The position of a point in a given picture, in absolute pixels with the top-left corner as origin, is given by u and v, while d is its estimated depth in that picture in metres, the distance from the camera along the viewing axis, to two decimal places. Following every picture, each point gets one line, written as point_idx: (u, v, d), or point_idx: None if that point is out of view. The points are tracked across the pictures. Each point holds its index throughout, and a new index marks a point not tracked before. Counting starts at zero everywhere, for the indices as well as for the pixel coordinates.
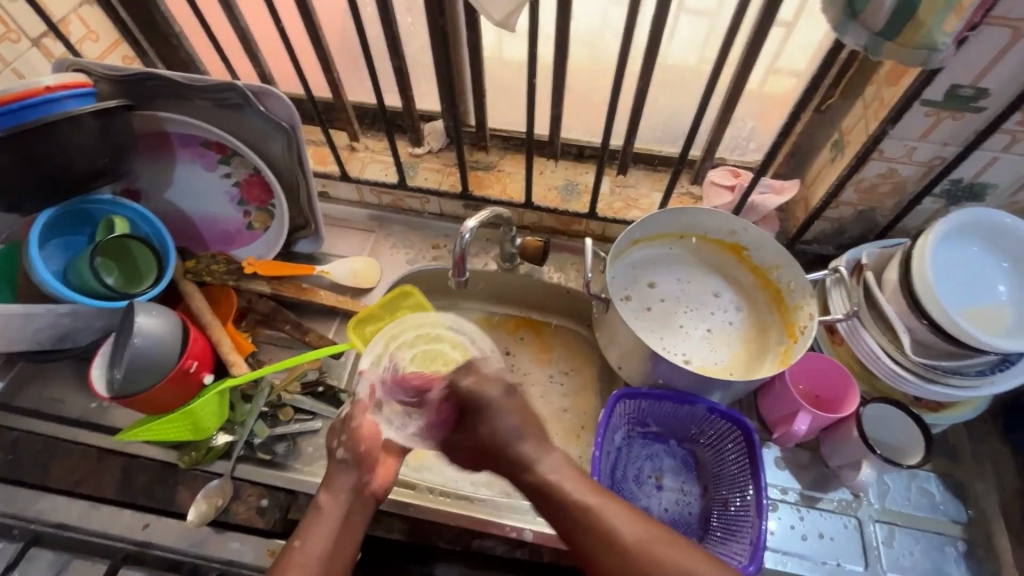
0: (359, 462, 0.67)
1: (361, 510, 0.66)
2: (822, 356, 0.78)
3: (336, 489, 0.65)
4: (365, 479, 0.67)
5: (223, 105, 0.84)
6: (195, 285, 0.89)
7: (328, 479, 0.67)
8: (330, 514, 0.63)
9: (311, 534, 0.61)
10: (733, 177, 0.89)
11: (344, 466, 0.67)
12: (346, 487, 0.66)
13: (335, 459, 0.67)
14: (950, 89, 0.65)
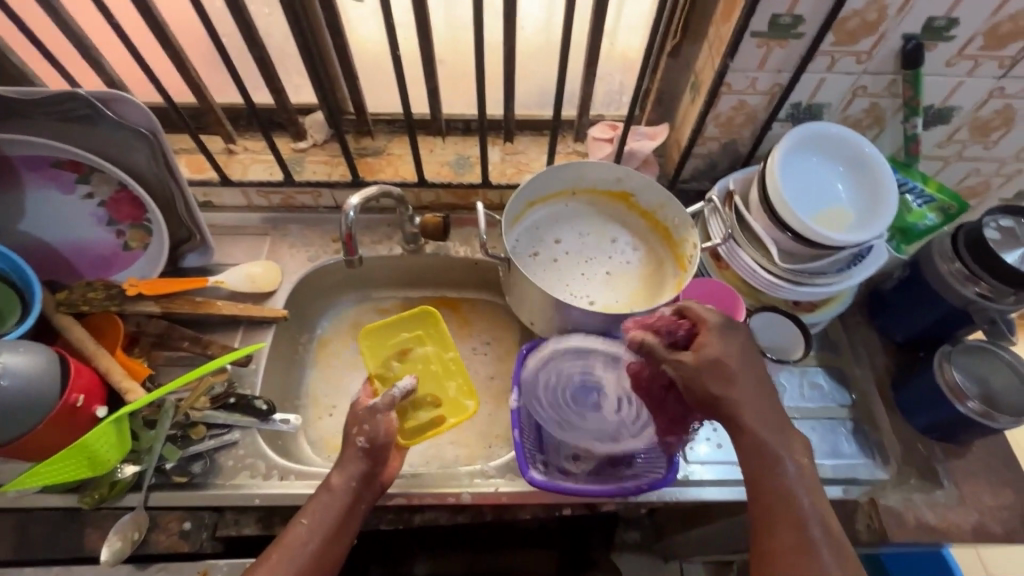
0: (374, 454, 0.67)
1: (366, 497, 0.67)
2: (705, 280, 0.85)
3: (348, 473, 0.66)
4: (377, 470, 0.68)
5: (69, 118, 0.77)
6: (72, 318, 0.82)
7: (340, 459, 0.67)
8: (337, 496, 0.65)
9: (317, 514, 0.63)
10: (611, 130, 0.94)
11: (360, 455, 0.67)
12: (355, 473, 0.66)
13: (353, 448, 0.67)
14: (771, 18, 0.72)
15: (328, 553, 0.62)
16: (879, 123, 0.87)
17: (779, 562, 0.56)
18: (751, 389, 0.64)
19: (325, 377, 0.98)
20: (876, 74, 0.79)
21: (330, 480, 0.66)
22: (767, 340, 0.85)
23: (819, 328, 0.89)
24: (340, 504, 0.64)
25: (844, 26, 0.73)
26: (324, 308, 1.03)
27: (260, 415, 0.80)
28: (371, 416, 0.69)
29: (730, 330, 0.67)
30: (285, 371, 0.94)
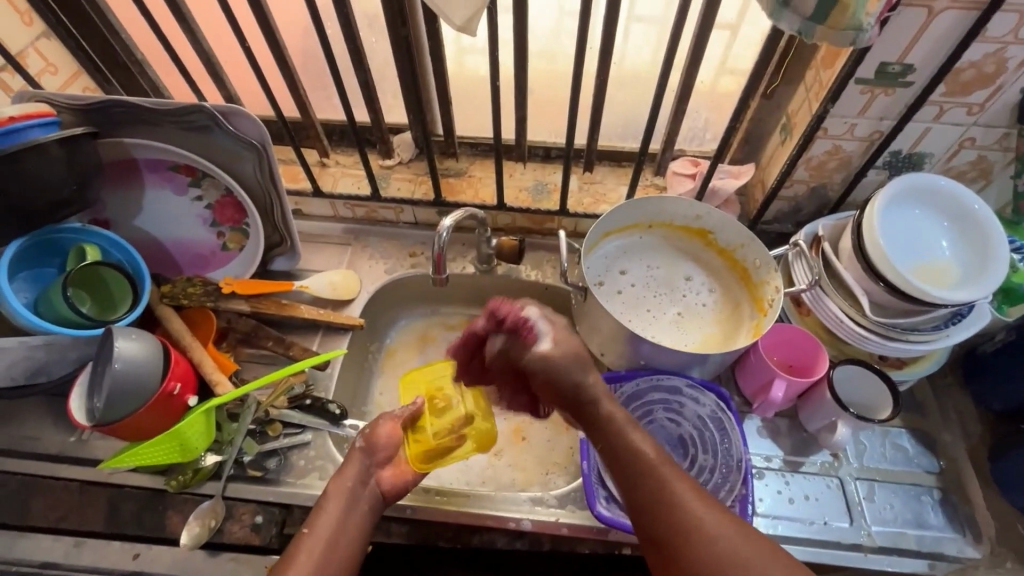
0: (372, 448, 0.71)
1: (366, 504, 0.67)
2: (787, 326, 0.82)
3: (346, 476, 0.68)
4: (376, 471, 0.70)
5: (190, 128, 0.84)
6: (172, 309, 0.88)
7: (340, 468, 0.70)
8: (337, 507, 0.65)
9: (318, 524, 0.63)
10: (693, 166, 0.94)
11: (359, 454, 0.70)
12: (353, 476, 0.68)
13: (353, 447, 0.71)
14: (879, 66, 0.70)
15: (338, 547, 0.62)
16: (986, 177, 0.83)
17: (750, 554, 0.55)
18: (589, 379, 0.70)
19: (391, 387, 1.01)
20: (988, 127, 0.76)
21: (331, 486, 0.67)
22: (845, 394, 0.82)
23: (906, 387, 0.84)
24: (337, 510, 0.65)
25: (958, 77, 0.71)
26: (394, 320, 1.06)
27: (332, 418, 0.83)
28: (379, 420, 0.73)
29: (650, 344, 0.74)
30: (356, 378, 0.97)
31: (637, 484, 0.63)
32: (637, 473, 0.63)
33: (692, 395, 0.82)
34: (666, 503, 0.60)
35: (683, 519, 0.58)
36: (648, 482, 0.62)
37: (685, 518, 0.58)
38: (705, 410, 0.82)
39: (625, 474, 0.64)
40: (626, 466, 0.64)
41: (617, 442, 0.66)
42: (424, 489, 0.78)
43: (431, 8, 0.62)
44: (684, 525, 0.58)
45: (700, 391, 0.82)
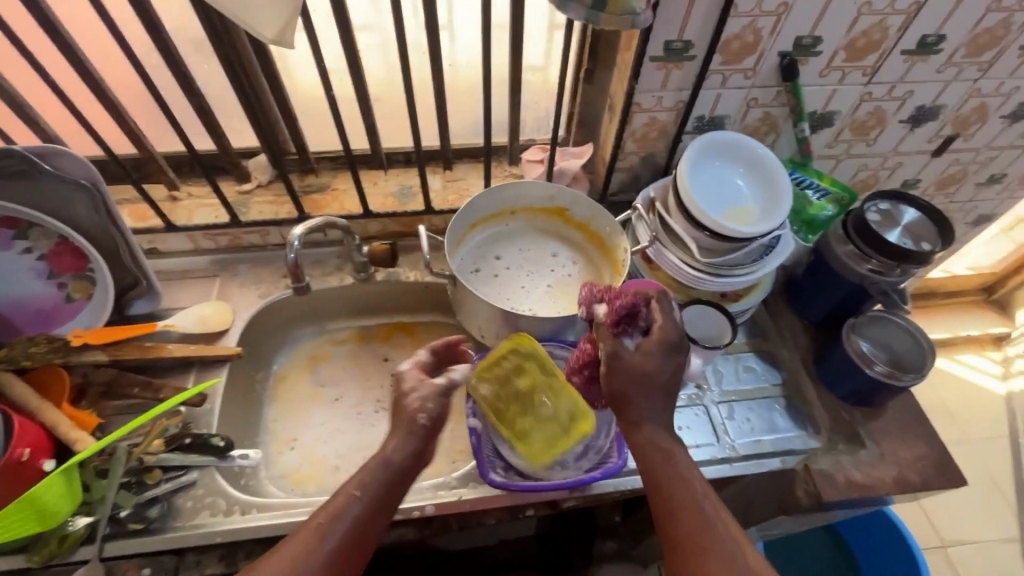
0: (433, 432, 0.68)
1: (411, 480, 0.67)
2: (641, 280, 0.92)
3: (408, 446, 0.66)
4: (427, 455, 0.69)
5: (1, 175, 0.78)
6: (13, 373, 0.80)
7: (402, 425, 0.68)
8: (389, 467, 0.65)
9: (368, 489, 0.63)
10: (541, 152, 1.03)
11: (418, 433, 0.67)
12: (410, 450, 0.66)
13: (413, 422, 0.67)
14: (665, 44, 0.82)
15: (367, 533, 0.61)
16: (775, 130, 0.98)
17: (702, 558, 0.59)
18: (656, 403, 0.68)
19: (285, 412, 0.98)
20: (763, 87, 0.90)
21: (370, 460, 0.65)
22: (695, 332, 0.92)
23: (746, 316, 0.97)
24: (389, 482, 0.64)
25: (729, 48, 0.84)
26: (280, 344, 1.04)
27: (218, 451, 0.81)
28: (435, 395, 0.69)
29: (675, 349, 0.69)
30: (244, 410, 0.94)
31: (666, 492, 0.64)
32: (673, 483, 0.64)
33: (565, 357, 0.89)
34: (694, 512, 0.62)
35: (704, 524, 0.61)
36: (678, 480, 0.64)
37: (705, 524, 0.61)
38: None
39: (656, 483, 0.65)
40: (665, 479, 0.65)
41: (659, 443, 0.67)
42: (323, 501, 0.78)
43: (239, 23, 0.62)
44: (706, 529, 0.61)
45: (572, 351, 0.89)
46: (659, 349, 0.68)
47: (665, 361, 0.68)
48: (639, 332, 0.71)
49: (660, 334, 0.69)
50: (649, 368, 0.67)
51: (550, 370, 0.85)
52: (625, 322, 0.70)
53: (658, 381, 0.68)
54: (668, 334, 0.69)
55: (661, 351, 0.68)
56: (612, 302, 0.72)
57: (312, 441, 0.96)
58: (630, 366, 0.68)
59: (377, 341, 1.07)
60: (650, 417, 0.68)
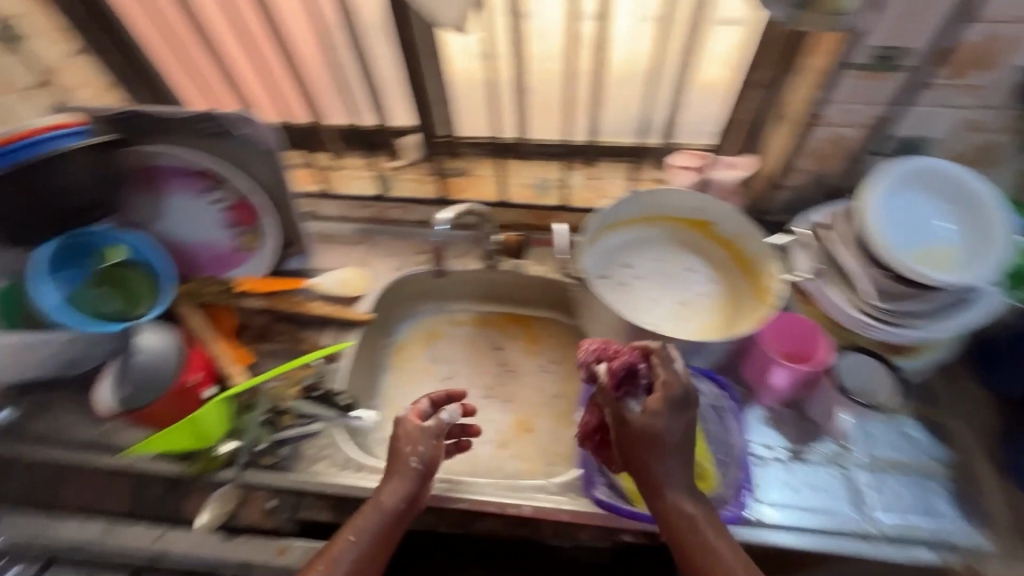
0: (427, 472, 0.70)
1: (405, 519, 0.69)
2: (793, 315, 0.82)
3: (396, 493, 0.68)
4: (421, 489, 0.70)
5: (207, 135, 0.90)
6: (193, 306, 0.93)
7: (391, 472, 0.69)
8: (382, 511, 0.67)
9: (362, 532, 0.65)
10: (696, 159, 0.94)
11: (410, 476, 0.69)
12: (402, 494, 0.68)
13: (406, 467, 0.69)
14: (873, 50, 0.71)
15: (367, 569, 0.65)
16: (995, 162, 0.82)
17: None
18: (677, 466, 0.64)
19: (400, 381, 1.04)
20: (992, 109, 0.75)
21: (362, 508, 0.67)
22: (853, 385, 0.81)
23: (914, 376, 0.83)
24: (384, 523, 0.66)
25: (957, 59, 0.70)
26: (404, 315, 1.09)
27: (340, 410, 0.86)
28: (426, 437, 0.71)
29: (683, 407, 0.64)
30: (366, 372, 1.01)
31: (696, 568, 0.61)
32: (699, 560, 0.61)
33: None
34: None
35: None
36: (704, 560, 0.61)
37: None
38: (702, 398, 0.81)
39: (687, 560, 0.62)
40: (696, 558, 0.61)
41: (683, 518, 0.63)
42: None
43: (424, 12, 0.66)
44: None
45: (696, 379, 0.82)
46: (666, 408, 0.63)
47: (672, 424, 0.64)
48: (643, 393, 0.67)
49: (665, 391, 0.64)
50: (647, 427, 0.63)
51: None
52: (625, 383, 0.67)
53: (667, 443, 0.63)
54: (674, 389, 0.64)
55: (670, 410, 0.64)
56: (612, 360, 0.69)
57: None
58: (647, 427, 0.63)
59: (493, 329, 1.08)
60: (672, 482, 0.64)
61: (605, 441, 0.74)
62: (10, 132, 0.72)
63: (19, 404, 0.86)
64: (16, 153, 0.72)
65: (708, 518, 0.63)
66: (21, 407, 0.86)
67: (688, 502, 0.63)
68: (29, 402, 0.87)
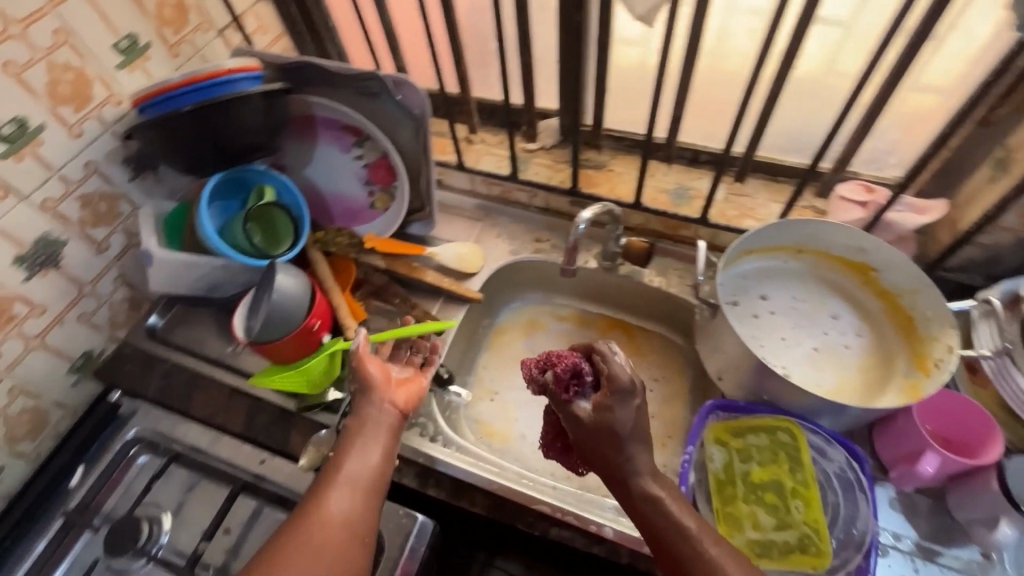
0: (380, 390, 0.73)
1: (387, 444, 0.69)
2: (955, 394, 0.71)
3: (363, 420, 0.69)
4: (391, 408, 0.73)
5: (364, 93, 0.92)
6: (322, 254, 0.98)
7: (355, 407, 0.72)
8: (358, 443, 0.67)
9: (345, 462, 0.65)
10: (865, 193, 0.83)
11: (366, 400, 0.72)
12: (369, 423, 0.69)
13: (368, 402, 0.72)
14: None
15: (364, 500, 0.62)
16: None
17: None
18: (644, 456, 0.60)
19: (495, 363, 1.04)
20: None
21: (342, 456, 0.65)
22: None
23: None
24: (363, 452, 0.66)
25: None
26: (509, 299, 1.09)
27: (439, 381, 0.89)
28: (372, 397, 0.72)
29: (628, 396, 0.60)
30: (465, 349, 1.01)
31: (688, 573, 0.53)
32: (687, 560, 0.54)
33: (819, 447, 0.71)
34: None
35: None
36: (679, 543, 0.55)
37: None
38: (832, 466, 0.71)
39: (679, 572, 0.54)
40: (672, 548, 0.55)
41: (655, 505, 0.58)
42: (509, 470, 0.81)
43: None
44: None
45: (830, 444, 0.71)
46: (611, 400, 0.60)
47: (625, 412, 0.60)
48: (592, 391, 0.64)
49: (608, 384, 0.61)
50: (595, 420, 0.60)
51: (800, 465, 0.70)
52: (572, 384, 0.64)
53: (625, 433, 0.59)
54: (618, 380, 0.61)
55: (616, 401, 0.60)
56: (556, 364, 0.66)
57: (509, 401, 0.99)
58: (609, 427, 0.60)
59: (595, 331, 1.05)
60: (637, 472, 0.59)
61: (568, 447, 0.72)
62: (207, 69, 0.78)
63: (167, 314, 0.98)
64: (209, 89, 0.78)
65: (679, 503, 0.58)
66: (168, 316, 0.98)
67: (656, 487, 0.59)
68: (176, 311, 0.98)
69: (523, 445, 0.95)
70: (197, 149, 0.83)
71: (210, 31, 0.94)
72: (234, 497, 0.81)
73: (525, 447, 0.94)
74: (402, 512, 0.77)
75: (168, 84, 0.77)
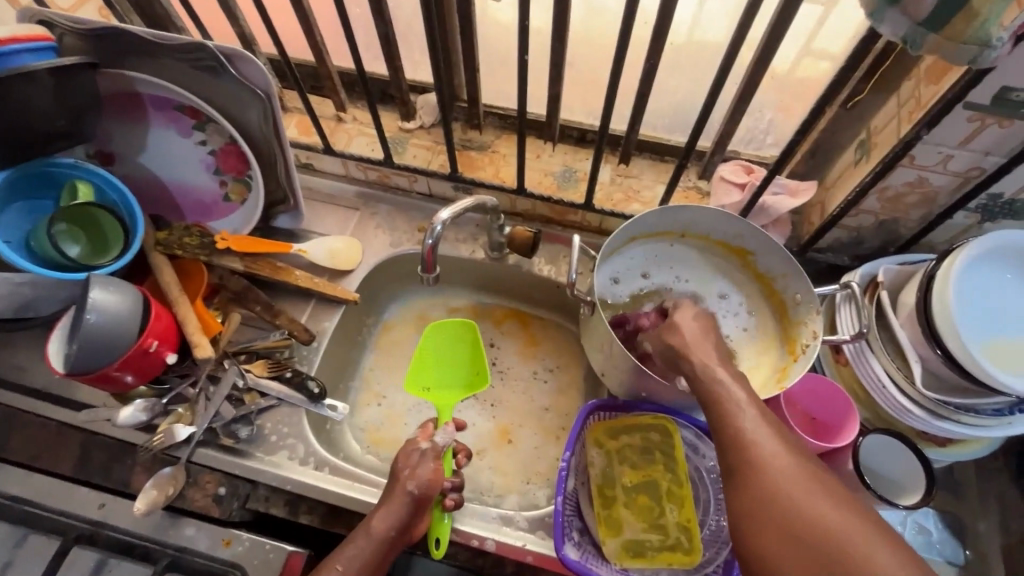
0: (419, 502, 0.66)
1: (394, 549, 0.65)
2: (821, 377, 0.73)
3: (389, 520, 0.64)
4: (413, 521, 0.66)
5: (196, 66, 0.78)
6: (165, 259, 0.85)
7: (386, 496, 0.66)
8: (372, 541, 0.63)
9: (350, 562, 0.62)
10: (745, 174, 0.82)
11: (408, 499, 0.65)
12: (395, 520, 0.64)
13: (403, 492, 0.66)
14: (1000, 91, 0.56)
15: None
16: None
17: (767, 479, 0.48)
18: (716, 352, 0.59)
19: (383, 365, 0.96)
20: None
21: (372, 519, 0.64)
22: (896, 473, 0.70)
23: (944, 464, 0.74)
24: (372, 553, 0.63)
25: None
26: (396, 294, 1.01)
27: (310, 396, 0.80)
28: (424, 461, 0.69)
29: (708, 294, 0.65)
30: (346, 353, 0.93)
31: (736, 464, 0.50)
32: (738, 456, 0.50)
33: (693, 444, 0.72)
34: (753, 472, 0.48)
35: (777, 497, 0.46)
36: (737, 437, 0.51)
37: (777, 492, 0.46)
38: (703, 462, 0.72)
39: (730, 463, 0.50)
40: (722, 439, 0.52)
41: (722, 400, 0.54)
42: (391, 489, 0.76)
43: None
44: (778, 490, 0.47)
45: (702, 440, 0.71)
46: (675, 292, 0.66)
47: (700, 324, 0.62)
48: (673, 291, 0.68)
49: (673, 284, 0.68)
50: (676, 328, 0.62)
51: (675, 465, 0.71)
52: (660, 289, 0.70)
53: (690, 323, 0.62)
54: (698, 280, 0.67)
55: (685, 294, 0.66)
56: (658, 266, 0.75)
57: (397, 405, 0.93)
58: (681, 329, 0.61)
59: (488, 322, 0.99)
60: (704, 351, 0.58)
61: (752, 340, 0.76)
62: None
63: None
64: None
65: (759, 411, 0.53)
66: None
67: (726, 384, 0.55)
68: None
69: None
70: None
71: None
72: (67, 552, 0.71)
73: None
74: (269, 545, 0.71)
75: None
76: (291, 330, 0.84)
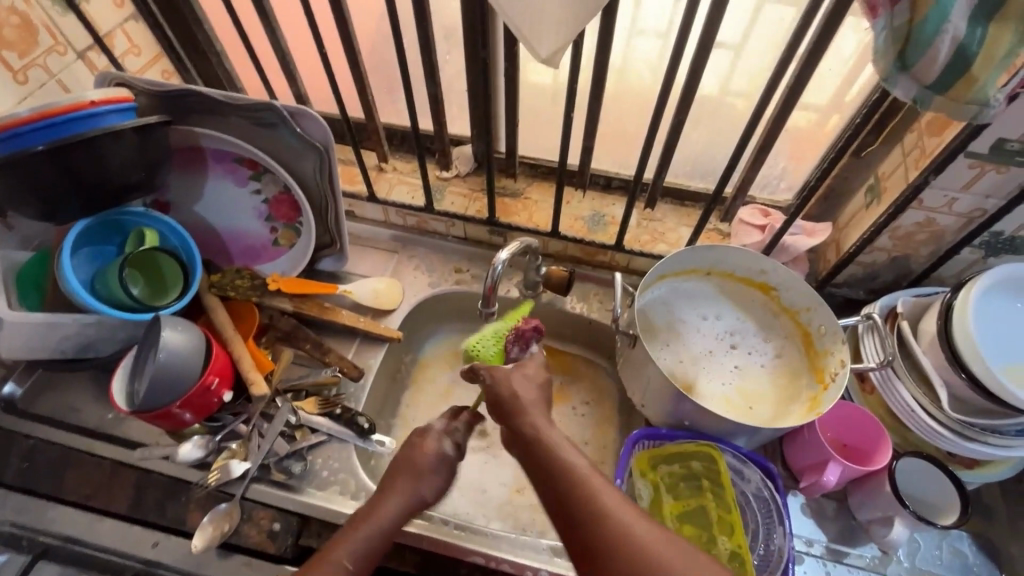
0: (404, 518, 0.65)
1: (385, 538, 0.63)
2: (850, 404, 0.77)
3: (383, 506, 0.64)
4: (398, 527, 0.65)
5: (259, 123, 0.85)
6: (218, 300, 0.89)
7: (387, 482, 0.67)
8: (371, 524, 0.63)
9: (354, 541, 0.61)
10: (763, 216, 0.88)
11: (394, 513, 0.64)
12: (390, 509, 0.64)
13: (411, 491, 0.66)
14: (997, 142, 0.64)
15: None
16: None
17: (623, 544, 0.50)
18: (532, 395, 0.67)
19: (421, 401, 0.99)
20: None
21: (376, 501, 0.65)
22: (927, 496, 0.74)
23: (973, 486, 0.77)
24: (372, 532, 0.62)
25: None
26: (431, 333, 1.05)
27: (359, 432, 0.82)
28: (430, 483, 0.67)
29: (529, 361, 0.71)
30: (387, 389, 0.96)
31: (591, 510, 0.53)
32: (574, 501, 0.54)
33: (737, 469, 0.75)
34: (611, 536, 0.51)
35: (641, 556, 0.49)
36: (612, 537, 0.51)
37: (639, 547, 0.50)
38: (750, 486, 0.74)
39: (579, 504, 0.54)
40: (560, 484, 0.56)
41: (548, 454, 0.58)
42: (439, 521, 0.77)
43: (513, 32, 0.57)
44: (614, 529, 0.51)
45: (746, 465, 0.74)
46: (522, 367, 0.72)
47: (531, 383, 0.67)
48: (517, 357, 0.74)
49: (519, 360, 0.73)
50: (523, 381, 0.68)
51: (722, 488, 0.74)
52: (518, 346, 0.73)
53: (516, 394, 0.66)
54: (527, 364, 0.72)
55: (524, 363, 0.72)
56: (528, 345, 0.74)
57: None
58: (512, 382, 0.66)
59: None
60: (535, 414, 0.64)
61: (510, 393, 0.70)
62: (63, 102, 0.67)
63: (28, 380, 0.85)
64: (63, 126, 0.67)
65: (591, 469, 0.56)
66: (30, 383, 0.85)
67: (574, 460, 0.57)
68: (40, 378, 0.85)
69: (452, 490, 0.90)
70: (56, 196, 0.72)
71: (67, 54, 0.83)
72: None
73: (454, 490, 0.90)
74: None
75: (14, 119, 0.65)
76: (341, 367, 0.88)
